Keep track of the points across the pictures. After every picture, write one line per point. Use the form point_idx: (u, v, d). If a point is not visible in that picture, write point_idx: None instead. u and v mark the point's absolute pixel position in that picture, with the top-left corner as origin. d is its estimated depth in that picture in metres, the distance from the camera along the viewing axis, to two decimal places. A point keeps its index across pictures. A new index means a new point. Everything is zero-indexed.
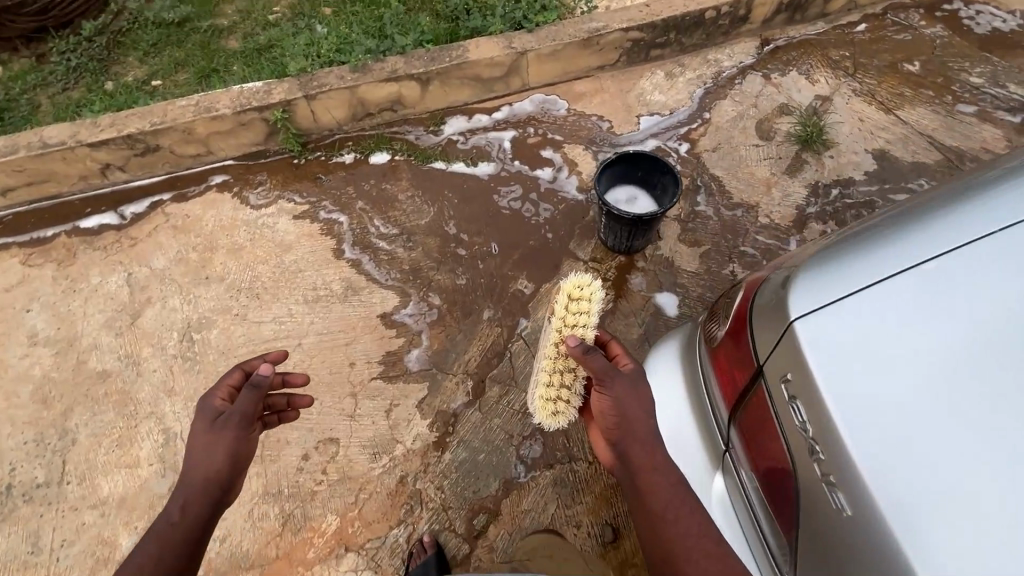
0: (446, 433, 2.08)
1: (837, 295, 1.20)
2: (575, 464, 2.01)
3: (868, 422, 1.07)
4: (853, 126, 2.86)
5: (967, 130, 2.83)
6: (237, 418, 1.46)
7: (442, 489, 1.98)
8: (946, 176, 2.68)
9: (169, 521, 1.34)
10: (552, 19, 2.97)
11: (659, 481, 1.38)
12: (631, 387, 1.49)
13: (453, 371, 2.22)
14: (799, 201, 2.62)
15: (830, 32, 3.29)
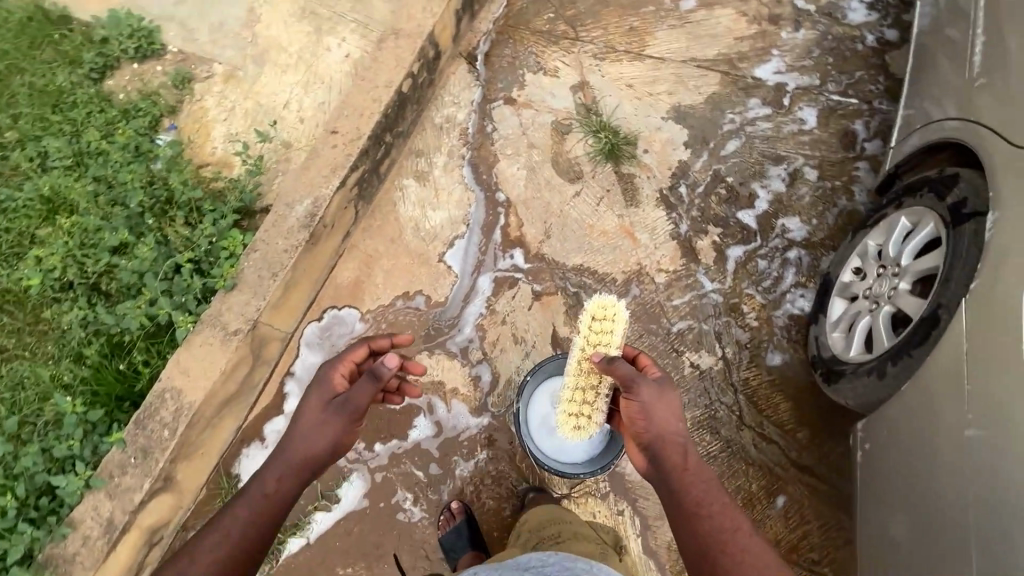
0: None
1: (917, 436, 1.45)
2: None
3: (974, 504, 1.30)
4: (630, 99, 2.44)
5: (712, 24, 2.57)
6: (370, 378, 1.53)
7: None
8: (739, 90, 2.44)
9: (263, 496, 1.42)
10: (235, 261, 1.95)
11: (698, 486, 1.48)
12: (660, 399, 1.58)
13: None
14: (665, 227, 2.23)
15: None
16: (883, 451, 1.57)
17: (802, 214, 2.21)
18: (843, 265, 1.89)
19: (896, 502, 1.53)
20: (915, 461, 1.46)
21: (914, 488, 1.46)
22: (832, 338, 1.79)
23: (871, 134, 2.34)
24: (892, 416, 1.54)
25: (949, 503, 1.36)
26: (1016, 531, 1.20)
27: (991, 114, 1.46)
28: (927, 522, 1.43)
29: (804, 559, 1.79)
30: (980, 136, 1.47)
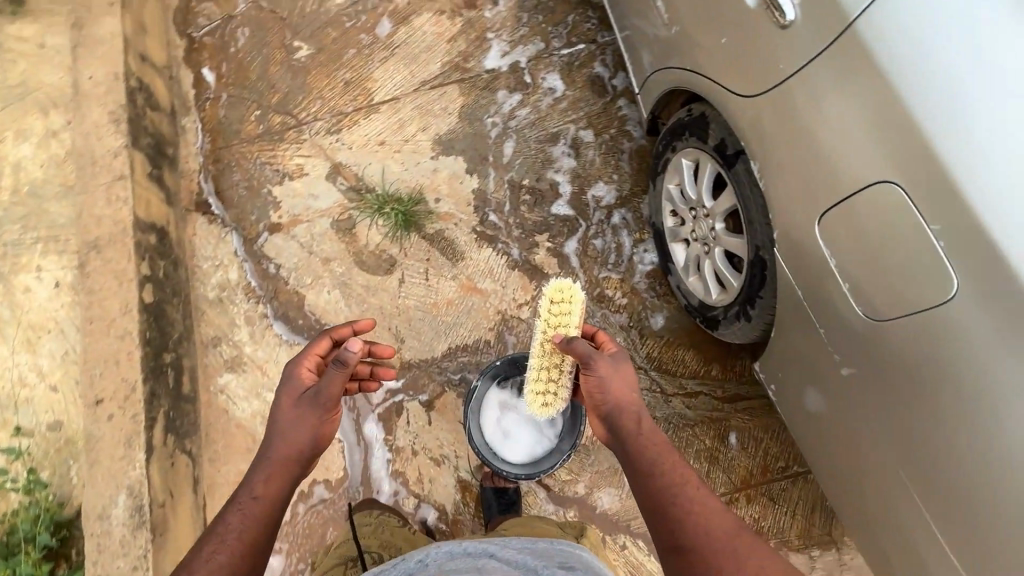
0: None
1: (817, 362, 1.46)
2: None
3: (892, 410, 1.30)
4: (390, 156, 2.25)
5: (419, 39, 2.40)
6: (334, 369, 1.31)
7: None
8: (481, 91, 2.35)
9: (254, 496, 1.21)
10: None
11: (655, 448, 1.25)
12: (617, 367, 1.38)
13: None
14: (500, 261, 2.13)
15: (211, 117, 2.30)
16: (797, 382, 1.57)
17: (603, 177, 2.22)
18: (664, 213, 1.93)
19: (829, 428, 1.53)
20: (817, 389, 1.52)
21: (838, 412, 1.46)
22: (692, 283, 1.84)
23: (613, 69, 2.38)
24: (782, 352, 1.59)
25: (857, 425, 1.41)
26: (938, 422, 1.20)
27: (703, 54, 1.50)
28: (864, 440, 1.41)
29: (778, 472, 1.89)
30: (705, 79, 1.52)
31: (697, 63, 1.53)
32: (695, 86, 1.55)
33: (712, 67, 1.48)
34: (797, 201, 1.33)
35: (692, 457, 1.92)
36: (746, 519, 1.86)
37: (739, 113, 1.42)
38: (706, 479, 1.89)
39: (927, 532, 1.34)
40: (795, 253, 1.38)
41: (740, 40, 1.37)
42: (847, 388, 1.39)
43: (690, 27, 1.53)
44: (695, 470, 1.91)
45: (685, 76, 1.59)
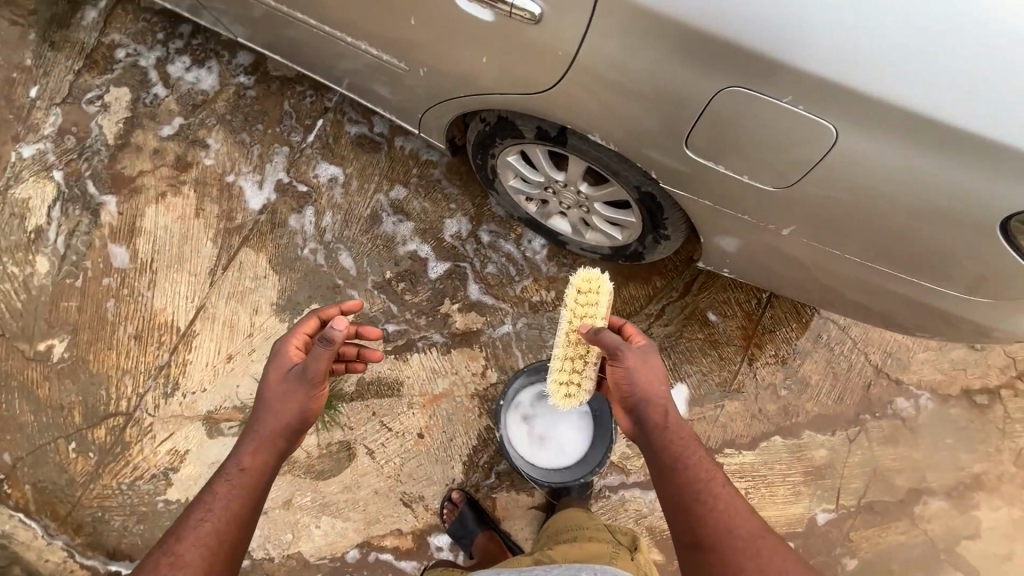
0: (975, 512, 1.91)
1: (759, 242, 1.41)
2: (878, 375, 2.01)
3: (849, 241, 1.25)
4: (247, 361, 1.93)
5: (169, 237, 2.04)
6: (323, 343, 1.19)
7: (1007, 475, 1.94)
8: (271, 232, 2.07)
9: (243, 473, 1.16)
10: None
11: (685, 441, 1.25)
12: (646, 357, 1.34)
13: (930, 557, 1.87)
14: (431, 355, 1.98)
15: (35, 492, 1.82)
16: (756, 262, 1.54)
17: (443, 216, 2.12)
18: (524, 204, 1.91)
19: (811, 279, 1.50)
20: (774, 265, 1.51)
21: (807, 266, 1.43)
22: (593, 239, 1.86)
23: (364, 119, 2.20)
24: (721, 255, 1.59)
25: (829, 273, 1.41)
26: (894, 228, 1.16)
27: (461, 74, 1.41)
28: (845, 273, 1.38)
29: (759, 311, 2.05)
30: (478, 94, 1.42)
31: (461, 84, 1.44)
32: (477, 103, 1.46)
33: (476, 82, 1.39)
34: (650, 148, 1.25)
35: (698, 359, 2.03)
36: (769, 363, 2.02)
37: (533, 108, 1.34)
38: (721, 364, 2.03)
39: (956, 304, 1.30)
40: (679, 188, 1.33)
41: (484, 49, 1.28)
42: (801, 251, 1.37)
43: (429, 57, 1.43)
44: (708, 365, 2.03)
45: (460, 99, 1.50)
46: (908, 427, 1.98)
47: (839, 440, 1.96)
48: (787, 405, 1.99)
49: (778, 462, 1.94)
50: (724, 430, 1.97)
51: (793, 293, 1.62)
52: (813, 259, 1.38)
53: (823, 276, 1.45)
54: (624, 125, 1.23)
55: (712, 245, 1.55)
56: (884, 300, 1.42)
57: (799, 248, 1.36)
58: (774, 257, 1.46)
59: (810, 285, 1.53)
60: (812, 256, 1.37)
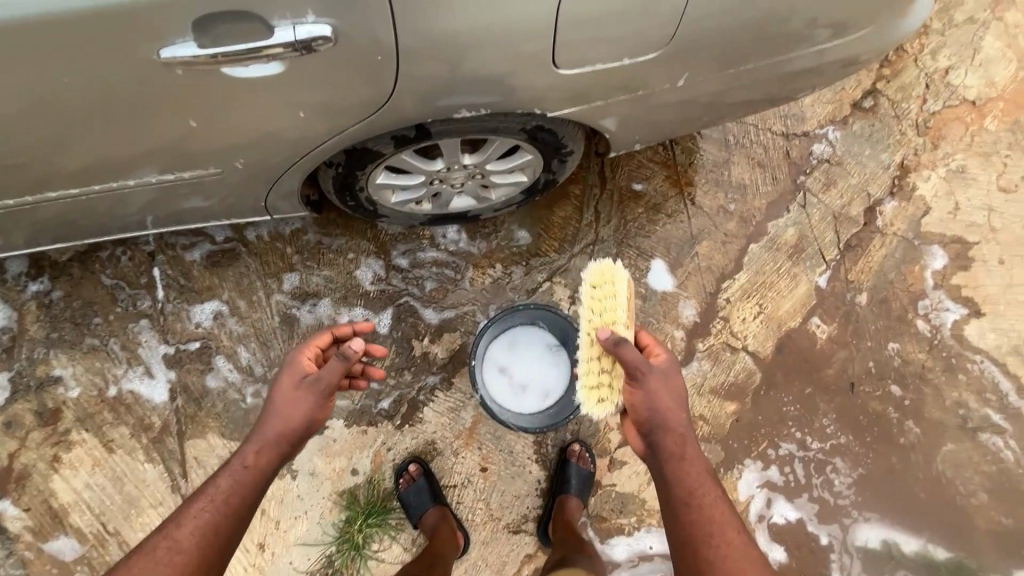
0: (917, 191, 2.12)
1: (658, 99, 1.40)
2: (788, 140, 2.11)
3: (737, 43, 1.27)
4: (279, 535, 1.72)
5: (102, 491, 1.72)
6: (335, 359, 1.27)
7: (920, 147, 2.15)
8: (199, 407, 1.78)
9: (248, 468, 1.20)
10: None
11: (699, 474, 1.24)
12: (666, 379, 1.31)
13: (911, 247, 2.08)
14: (440, 398, 1.84)
15: None
16: (663, 119, 1.51)
17: (351, 270, 1.91)
18: (418, 208, 1.74)
19: (716, 104, 1.51)
20: (686, 110, 1.50)
21: (707, 93, 1.43)
22: (500, 196, 1.75)
23: (201, 236, 1.88)
24: (631, 133, 1.54)
25: (736, 83, 1.42)
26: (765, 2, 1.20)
27: (292, 130, 1.22)
28: (741, 76, 1.39)
29: (670, 155, 2.06)
30: (321, 138, 1.25)
31: (297, 140, 1.25)
32: (324, 148, 1.28)
33: (310, 126, 1.21)
34: (531, 70, 1.16)
35: (654, 228, 2.01)
36: (706, 190, 2.06)
37: (388, 113, 1.19)
38: (674, 219, 2.03)
39: (834, 37, 1.38)
40: (569, 92, 1.25)
41: (301, 89, 1.12)
42: (698, 82, 1.36)
43: (245, 137, 1.22)
44: (665, 227, 2.02)
45: (302, 154, 1.30)
46: (835, 164, 2.12)
47: (797, 211, 2.07)
48: (743, 213, 2.05)
49: (768, 263, 2.02)
50: (713, 269, 2.00)
51: (704, 123, 1.63)
52: (710, 83, 1.39)
53: (723, 93, 1.46)
54: (487, 70, 1.13)
55: (623, 128, 1.50)
56: (780, 77, 1.46)
57: (695, 81, 1.36)
58: (675, 104, 1.44)
59: (715, 109, 1.54)
60: (709, 80, 1.37)
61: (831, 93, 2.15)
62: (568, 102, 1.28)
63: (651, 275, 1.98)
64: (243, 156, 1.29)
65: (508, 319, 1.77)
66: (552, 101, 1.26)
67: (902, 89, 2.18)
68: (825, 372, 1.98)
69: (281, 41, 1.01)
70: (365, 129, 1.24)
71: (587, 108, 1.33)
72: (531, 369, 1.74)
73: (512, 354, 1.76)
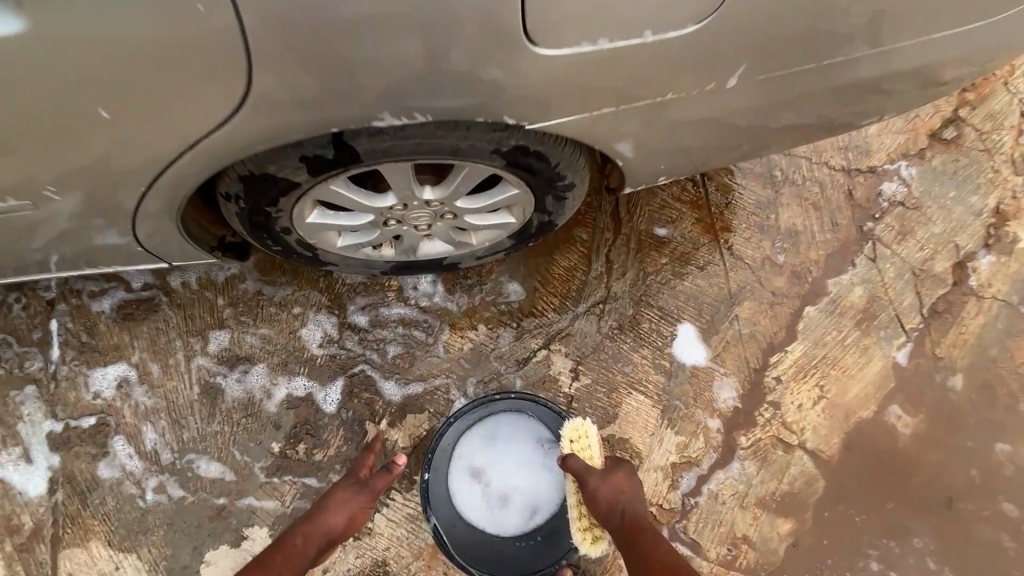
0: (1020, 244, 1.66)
1: (687, 114, 1.00)
2: (848, 178, 1.70)
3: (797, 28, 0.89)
4: None
5: None
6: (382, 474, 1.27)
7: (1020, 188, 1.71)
8: (84, 505, 1.38)
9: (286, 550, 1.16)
10: None
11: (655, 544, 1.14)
12: (611, 472, 1.27)
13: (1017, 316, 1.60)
14: (398, 501, 1.41)
15: None
16: (693, 143, 1.12)
17: (295, 329, 1.52)
18: (376, 254, 1.36)
19: (760, 121, 1.12)
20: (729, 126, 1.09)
21: (750, 105, 1.04)
22: (482, 241, 1.35)
23: (115, 281, 1.52)
24: (651, 157, 1.13)
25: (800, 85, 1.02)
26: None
27: (144, 130, 0.83)
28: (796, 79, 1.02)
29: (702, 194, 1.66)
30: (200, 153, 0.86)
31: (163, 150, 0.86)
32: (201, 163, 0.89)
33: (173, 128, 0.82)
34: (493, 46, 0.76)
35: (680, 284, 1.59)
36: (747, 237, 1.64)
37: (272, 105, 0.78)
38: (706, 273, 1.60)
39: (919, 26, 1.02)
40: (561, 88, 0.84)
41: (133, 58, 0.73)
42: (740, 88, 0.98)
43: (80, 136, 0.84)
44: (696, 283, 1.59)
45: (182, 176, 0.92)
46: (911, 207, 1.68)
47: (864, 267, 1.62)
48: (795, 268, 1.62)
49: (829, 331, 1.57)
50: (758, 339, 1.55)
51: (744, 147, 1.23)
52: (756, 89, 1.00)
53: (771, 105, 1.07)
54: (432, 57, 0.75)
55: (643, 151, 1.08)
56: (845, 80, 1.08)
57: (737, 86, 0.98)
58: (709, 121, 1.05)
59: (758, 128, 1.15)
60: (755, 85, 0.99)
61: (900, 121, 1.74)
62: (560, 102, 0.86)
63: (677, 344, 1.54)
64: (103, 175, 0.92)
65: (486, 408, 1.43)
66: (537, 103, 0.85)
67: (992, 119, 1.76)
68: (909, 479, 1.49)
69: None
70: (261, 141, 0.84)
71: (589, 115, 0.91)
72: (508, 472, 1.41)
73: (484, 452, 1.42)
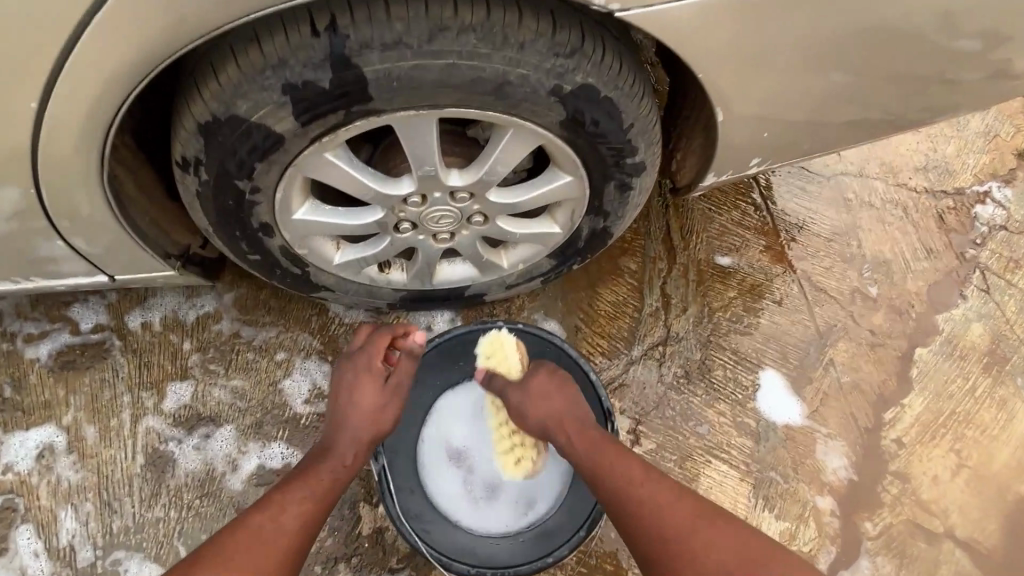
0: None
1: (799, 66, 0.76)
2: (939, 199, 1.44)
3: None
4: None
5: None
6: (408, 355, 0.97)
7: None
8: None
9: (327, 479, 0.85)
10: None
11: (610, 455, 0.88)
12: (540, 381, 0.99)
13: None
14: None
15: None
16: (793, 118, 0.87)
17: (274, 381, 1.19)
18: (382, 276, 1.07)
19: (871, 101, 0.89)
20: (844, 93, 0.85)
21: (874, 67, 0.81)
22: (514, 262, 1.06)
23: (60, 322, 1.23)
24: (747, 137, 0.88)
25: (940, 31, 0.79)
26: None
27: (38, 40, 0.57)
28: (935, 36, 0.79)
29: (768, 219, 1.38)
30: (130, 73, 0.61)
31: (73, 77, 0.61)
32: (130, 91, 0.63)
33: (84, 27, 0.57)
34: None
35: (756, 321, 1.29)
36: (828, 266, 1.36)
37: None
38: (784, 308, 1.31)
39: None
40: None
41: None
42: (869, 34, 0.75)
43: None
44: (773, 321, 1.30)
45: (109, 132, 0.66)
46: (1016, 232, 1.42)
47: (974, 303, 1.33)
48: (890, 304, 1.33)
49: (953, 379, 1.26)
50: (867, 392, 1.24)
51: (845, 137, 0.99)
52: (888, 41, 0.77)
53: (894, 75, 0.84)
54: None
55: (739, 121, 0.84)
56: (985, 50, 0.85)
57: (866, 31, 0.74)
58: (818, 87, 0.81)
59: (869, 112, 0.91)
60: (890, 33, 0.75)
61: (989, 136, 1.50)
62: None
63: (763, 398, 1.22)
64: (4, 141, 0.66)
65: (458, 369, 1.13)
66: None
67: None
68: None
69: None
70: (228, 57, 0.61)
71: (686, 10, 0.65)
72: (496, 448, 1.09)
73: (463, 429, 1.11)
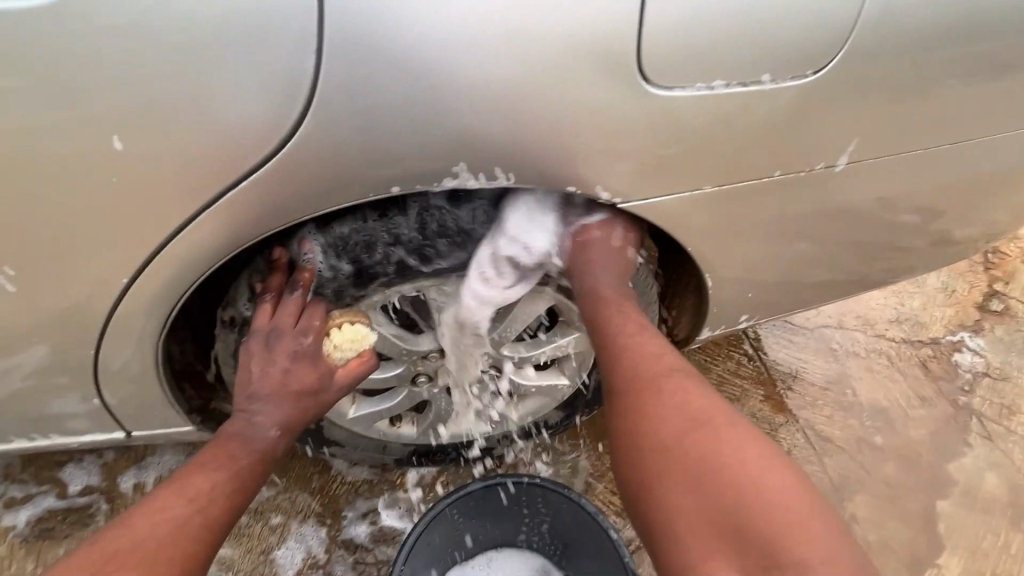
0: None
1: (767, 243, 0.91)
2: (918, 348, 1.52)
3: (886, 163, 0.85)
4: None
5: None
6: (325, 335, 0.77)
7: None
8: None
9: (195, 543, 0.65)
10: None
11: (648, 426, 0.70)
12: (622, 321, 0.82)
13: None
14: None
15: None
16: (770, 281, 0.99)
17: (264, 550, 1.11)
18: (393, 430, 1.06)
19: (831, 265, 1.03)
20: (810, 261, 0.99)
21: (827, 241, 0.96)
22: (524, 415, 1.08)
23: (47, 484, 1.17)
24: (733, 297, 0.99)
25: (882, 212, 0.94)
26: (936, 110, 0.81)
27: (120, 229, 0.66)
28: (874, 216, 0.95)
29: (762, 370, 1.44)
30: (197, 255, 0.69)
31: (148, 257, 0.69)
32: (196, 273, 0.72)
33: (161, 220, 0.65)
34: (590, 63, 0.60)
35: None
36: (828, 415, 1.38)
37: (291, 182, 0.63)
38: (794, 458, 1.30)
39: (988, 181, 0.99)
40: (655, 182, 0.72)
41: (100, 117, 0.58)
42: (820, 218, 0.91)
43: (20, 234, 0.65)
44: None
45: (171, 300, 0.74)
46: (999, 378, 1.49)
47: (978, 451, 1.34)
48: (897, 454, 1.33)
49: (983, 534, 1.22)
50: (897, 551, 1.20)
51: (818, 299, 1.11)
52: (836, 222, 0.93)
53: (847, 245, 0.99)
54: (528, 140, 0.64)
55: (725, 285, 0.95)
56: (916, 225, 1.02)
57: (818, 217, 0.90)
58: (785, 258, 0.96)
59: (831, 274, 1.05)
60: (835, 217, 0.92)
61: (948, 290, 1.65)
62: (660, 167, 0.71)
63: None
64: (70, 304, 0.73)
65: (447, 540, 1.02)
66: (636, 170, 0.70)
67: None
68: None
69: (22, 7, 0.53)
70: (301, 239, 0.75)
71: (686, 196, 0.76)
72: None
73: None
